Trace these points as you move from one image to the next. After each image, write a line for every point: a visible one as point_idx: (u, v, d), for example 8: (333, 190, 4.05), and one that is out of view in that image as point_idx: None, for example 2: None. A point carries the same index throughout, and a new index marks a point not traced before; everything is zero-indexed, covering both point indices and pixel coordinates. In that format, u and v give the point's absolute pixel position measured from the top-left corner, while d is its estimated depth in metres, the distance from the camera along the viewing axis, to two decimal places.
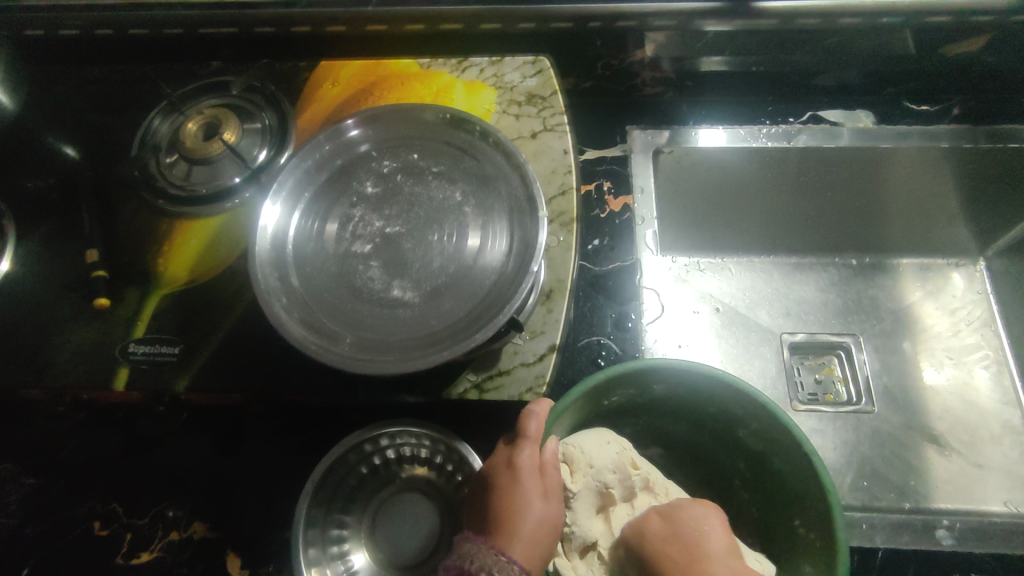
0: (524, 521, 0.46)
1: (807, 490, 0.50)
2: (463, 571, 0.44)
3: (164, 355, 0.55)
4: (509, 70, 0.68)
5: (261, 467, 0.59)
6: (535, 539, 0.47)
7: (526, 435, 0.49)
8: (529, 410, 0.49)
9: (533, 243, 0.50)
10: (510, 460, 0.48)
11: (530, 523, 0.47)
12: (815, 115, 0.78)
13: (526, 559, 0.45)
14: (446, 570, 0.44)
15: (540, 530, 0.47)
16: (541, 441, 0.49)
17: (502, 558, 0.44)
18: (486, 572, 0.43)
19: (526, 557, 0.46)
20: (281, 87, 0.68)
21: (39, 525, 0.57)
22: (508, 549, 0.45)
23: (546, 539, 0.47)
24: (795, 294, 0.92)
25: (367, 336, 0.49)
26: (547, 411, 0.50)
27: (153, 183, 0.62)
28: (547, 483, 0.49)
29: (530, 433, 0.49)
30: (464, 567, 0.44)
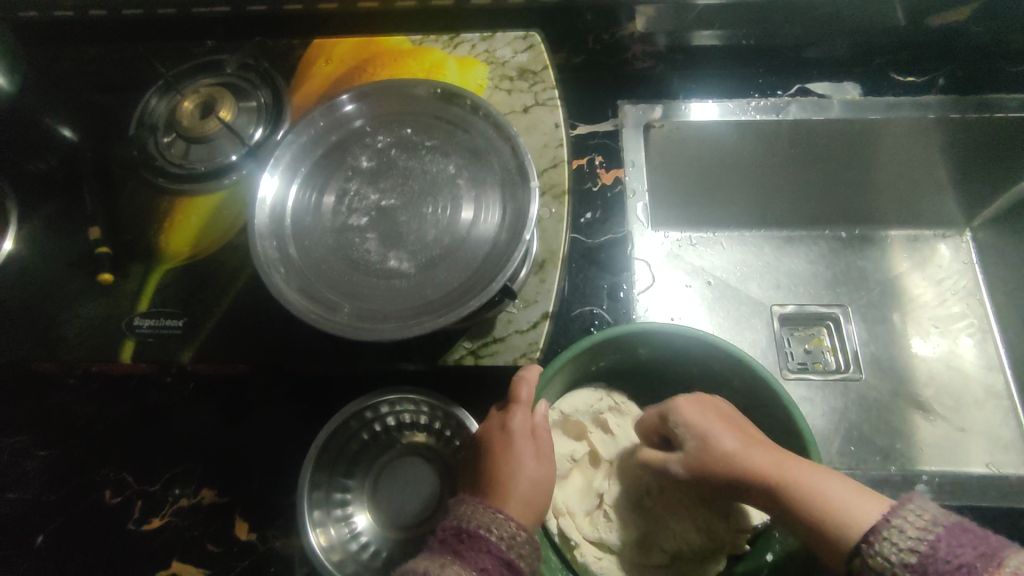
0: (517, 481, 0.48)
1: (786, 444, 0.52)
2: (462, 531, 0.44)
3: (169, 328, 0.56)
4: (500, 46, 0.68)
5: (266, 435, 0.61)
6: (529, 499, 0.48)
7: (518, 400, 0.51)
8: (519, 376, 0.51)
9: (525, 213, 0.52)
10: (504, 424, 0.50)
11: (524, 483, 0.49)
12: (803, 88, 0.78)
13: (521, 517, 0.47)
14: (445, 531, 0.45)
15: (533, 489, 0.49)
16: (531, 405, 0.51)
17: (500, 516, 0.45)
18: (486, 528, 0.44)
19: (521, 515, 0.47)
20: (274, 64, 0.68)
21: (55, 494, 0.59)
22: (505, 508, 0.47)
23: (538, 499, 0.49)
24: (785, 267, 0.93)
25: (365, 305, 0.51)
26: (536, 377, 0.52)
27: (152, 163, 0.63)
28: (538, 445, 0.51)
29: (522, 396, 0.51)
30: (463, 527, 0.44)
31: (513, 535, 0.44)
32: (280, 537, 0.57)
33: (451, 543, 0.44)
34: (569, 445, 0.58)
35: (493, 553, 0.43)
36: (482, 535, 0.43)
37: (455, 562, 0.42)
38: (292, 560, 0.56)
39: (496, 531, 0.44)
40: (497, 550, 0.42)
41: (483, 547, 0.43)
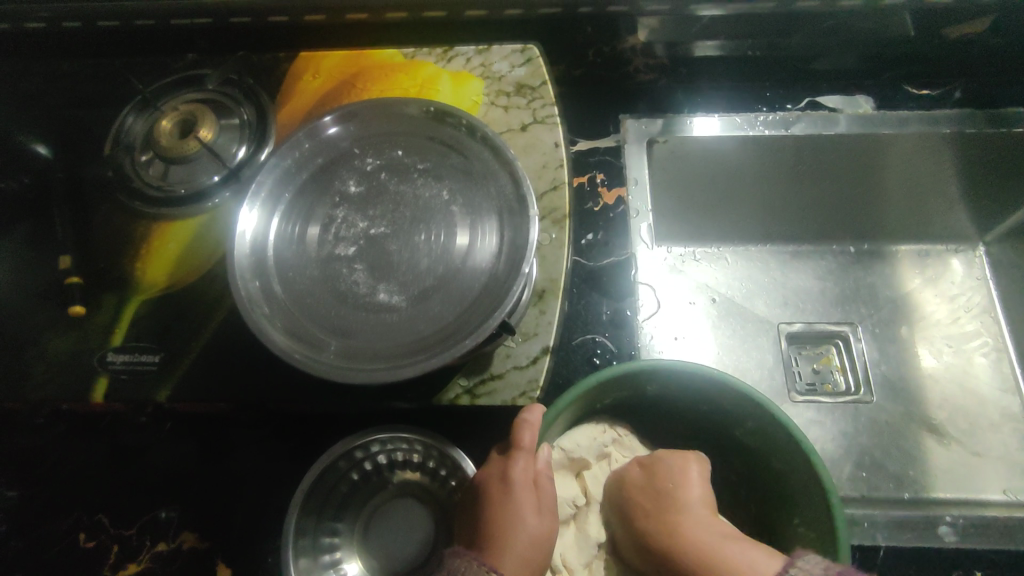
0: (515, 537, 0.45)
1: (802, 492, 0.48)
2: None
3: (144, 363, 0.53)
4: (496, 59, 0.65)
5: (250, 474, 0.57)
6: (526, 553, 0.46)
7: (520, 446, 0.47)
8: (521, 419, 0.47)
9: (523, 242, 0.49)
10: (504, 472, 0.46)
11: (522, 536, 0.46)
12: (814, 101, 0.75)
13: (515, 572, 0.45)
14: None
15: (532, 543, 0.46)
16: (534, 451, 0.47)
17: None
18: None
19: (513, 571, 0.45)
20: (259, 80, 0.65)
21: (24, 538, 0.55)
22: (499, 564, 0.44)
23: (536, 551, 0.46)
24: (792, 284, 0.90)
25: (353, 343, 0.47)
26: (540, 420, 0.48)
27: (128, 185, 0.60)
28: (540, 494, 0.47)
29: (524, 443, 0.47)
30: None
31: None
32: None
33: None
34: (569, 487, 0.52)
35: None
36: None
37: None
38: None
39: None
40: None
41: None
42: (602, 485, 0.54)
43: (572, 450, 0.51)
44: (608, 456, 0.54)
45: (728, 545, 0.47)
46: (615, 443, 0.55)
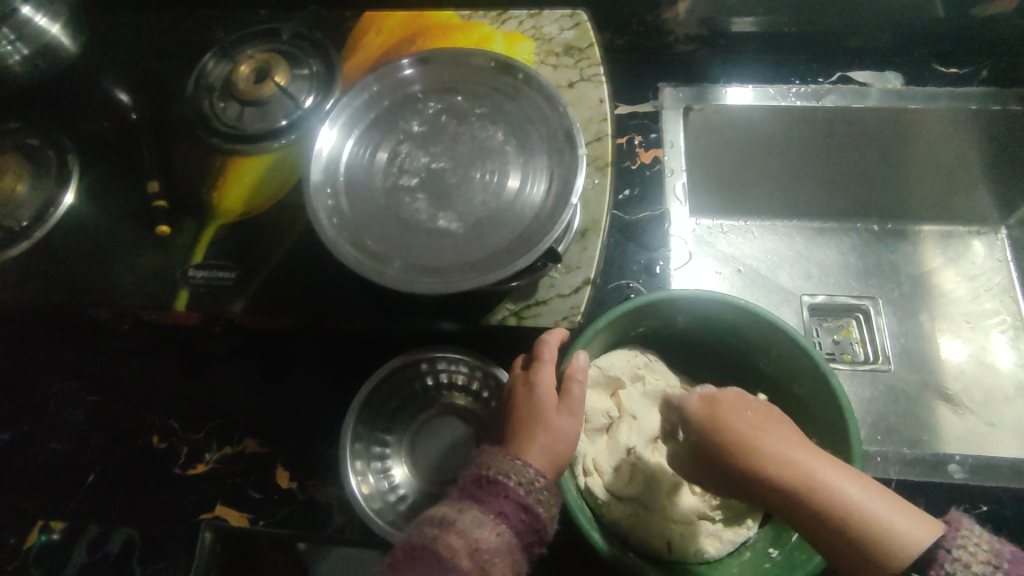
0: (540, 433, 0.48)
1: (822, 414, 0.51)
2: (480, 478, 0.45)
3: (222, 279, 0.58)
4: (547, 23, 0.70)
5: (306, 390, 0.63)
6: (548, 447, 0.48)
7: (541, 358, 0.52)
8: (541, 338, 0.53)
9: (573, 179, 0.53)
10: (532, 380, 0.51)
11: (546, 434, 0.48)
12: (846, 76, 0.79)
13: (541, 465, 0.47)
14: (465, 479, 0.46)
15: (553, 441, 0.48)
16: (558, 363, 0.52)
17: (519, 463, 0.45)
18: (505, 475, 0.44)
19: (542, 465, 0.47)
20: (327, 35, 0.70)
21: (106, 436, 0.63)
22: (526, 456, 0.47)
23: (561, 450, 0.49)
24: (816, 258, 0.93)
25: (415, 261, 0.52)
26: (559, 339, 0.53)
27: (208, 123, 0.65)
28: (566, 400, 0.51)
29: (546, 351, 0.52)
30: (481, 474, 0.45)
31: (530, 481, 0.44)
32: (318, 486, 0.59)
33: (470, 489, 0.44)
34: (603, 401, 0.56)
35: (510, 497, 0.43)
36: (500, 481, 0.44)
37: (473, 505, 0.43)
38: (331, 508, 0.58)
39: (514, 477, 0.44)
40: (514, 497, 0.43)
41: (500, 492, 0.44)
42: (635, 403, 0.56)
43: (607, 368, 0.56)
44: (643, 377, 0.57)
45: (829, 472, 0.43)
46: (649, 367, 0.58)
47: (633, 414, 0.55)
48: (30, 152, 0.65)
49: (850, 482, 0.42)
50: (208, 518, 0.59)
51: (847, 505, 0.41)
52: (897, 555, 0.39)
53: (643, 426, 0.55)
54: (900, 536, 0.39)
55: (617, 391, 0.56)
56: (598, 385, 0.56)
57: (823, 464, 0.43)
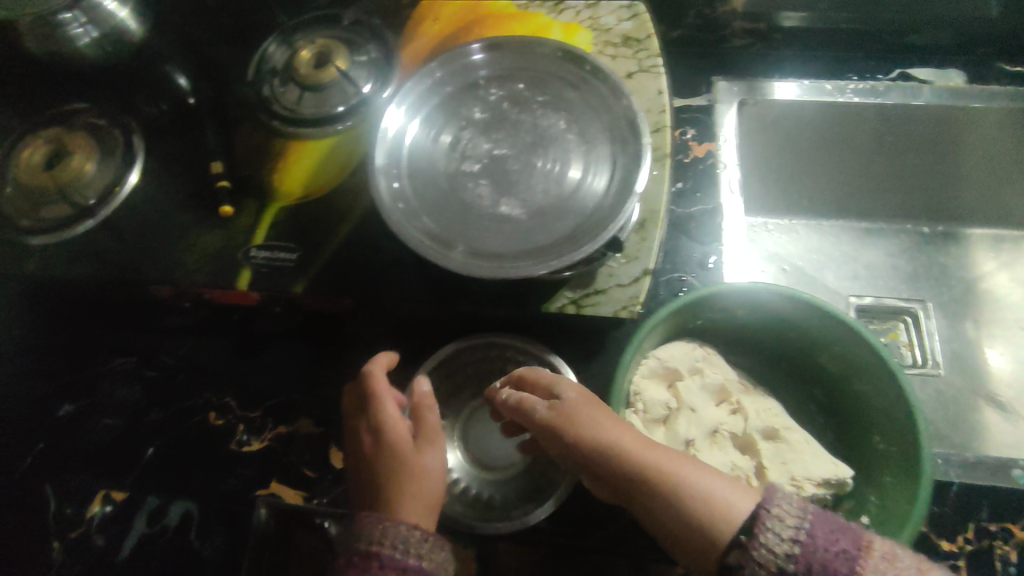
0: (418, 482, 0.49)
1: (887, 411, 0.50)
2: (359, 551, 0.44)
3: (284, 260, 0.59)
4: (604, 13, 0.69)
5: (360, 373, 0.64)
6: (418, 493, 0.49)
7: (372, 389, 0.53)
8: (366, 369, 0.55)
9: (637, 168, 0.53)
10: (379, 422, 0.52)
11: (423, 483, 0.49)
12: (905, 73, 0.78)
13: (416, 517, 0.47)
14: (349, 550, 0.45)
15: (423, 483, 0.49)
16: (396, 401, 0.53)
17: (397, 524, 0.45)
18: (387, 544, 0.44)
19: (419, 519, 0.47)
20: (385, 23, 0.71)
21: (163, 411, 0.64)
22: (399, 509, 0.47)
23: (433, 492, 0.50)
24: (864, 259, 0.92)
25: (478, 246, 0.53)
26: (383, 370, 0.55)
27: (268, 107, 0.66)
28: (422, 433, 0.52)
29: (377, 387, 0.53)
30: (360, 547, 0.44)
31: (406, 540, 0.44)
32: None
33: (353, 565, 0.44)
34: (661, 393, 0.55)
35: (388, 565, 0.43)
36: (376, 551, 0.44)
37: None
38: None
39: (392, 541, 0.44)
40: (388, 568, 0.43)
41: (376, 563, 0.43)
42: (694, 395, 0.55)
43: (666, 359, 0.55)
44: (701, 370, 0.56)
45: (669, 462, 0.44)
46: (706, 360, 0.58)
47: (692, 407, 0.54)
48: (97, 133, 0.67)
49: (698, 468, 0.44)
50: (263, 494, 0.60)
51: (689, 487, 0.42)
52: (729, 527, 0.40)
53: (702, 419, 0.54)
54: (720, 503, 0.41)
55: (675, 383, 0.55)
56: (657, 376, 0.55)
57: (638, 444, 0.45)
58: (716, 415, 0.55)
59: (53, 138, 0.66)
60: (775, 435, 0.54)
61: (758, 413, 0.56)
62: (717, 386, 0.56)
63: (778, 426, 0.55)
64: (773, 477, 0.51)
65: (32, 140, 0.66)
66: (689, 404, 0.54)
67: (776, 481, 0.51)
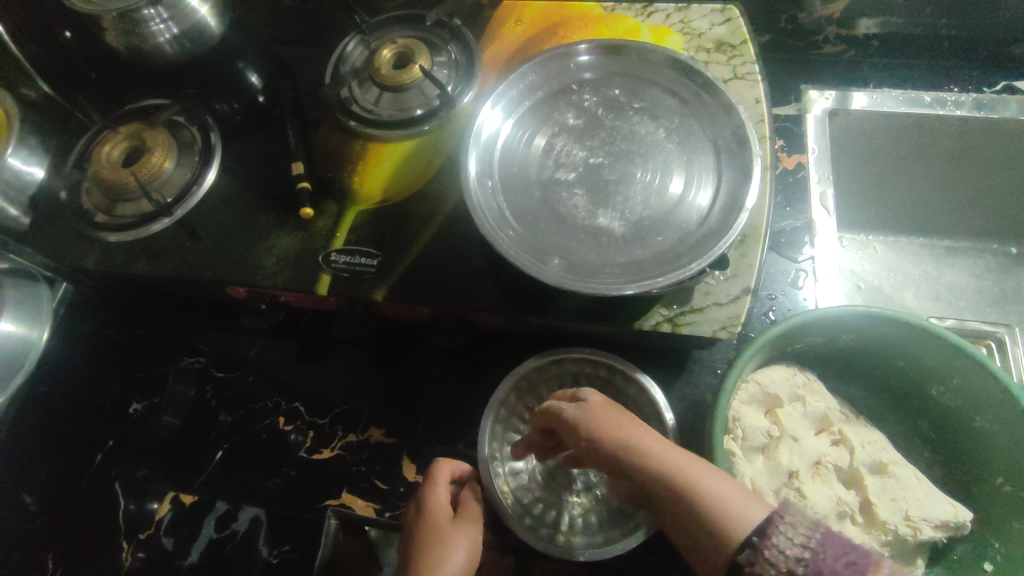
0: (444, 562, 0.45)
1: (1014, 453, 0.46)
2: None
3: (364, 265, 0.58)
4: (696, 17, 0.67)
5: (434, 383, 0.62)
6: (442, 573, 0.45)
7: (432, 480, 0.52)
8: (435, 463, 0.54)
9: (746, 183, 0.50)
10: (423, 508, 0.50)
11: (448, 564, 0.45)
12: (1011, 86, 0.74)
13: None
14: None
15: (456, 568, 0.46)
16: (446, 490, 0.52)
17: None
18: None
19: None
20: (468, 24, 0.69)
21: (233, 414, 0.63)
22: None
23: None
24: (946, 279, 0.87)
25: (574, 260, 0.50)
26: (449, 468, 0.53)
27: (348, 107, 0.65)
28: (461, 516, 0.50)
29: (437, 476, 0.52)
30: None
31: None
32: None
33: None
34: (761, 419, 0.53)
35: None
36: None
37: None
38: None
39: None
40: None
41: None
42: (795, 423, 0.53)
43: (767, 384, 0.53)
44: (802, 398, 0.54)
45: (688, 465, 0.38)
46: (807, 387, 0.55)
47: (794, 435, 0.52)
48: (175, 129, 0.66)
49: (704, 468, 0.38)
50: (334, 504, 0.58)
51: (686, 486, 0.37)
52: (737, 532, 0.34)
53: (804, 449, 0.51)
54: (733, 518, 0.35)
55: (775, 409, 0.53)
56: (756, 402, 0.53)
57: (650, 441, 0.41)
58: (818, 445, 0.52)
59: (132, 134, 0.65)
60: (882, 469, 0.51)
61: (863, 445, 0.53)
62: (820, 415, 0.53)
63: (886, 461, 0.52)
64: (884, 515, 0.48)
65: (112, 134, 0.66)
66: (792, 432, 0.52)
67: (887, 520, 0.48)
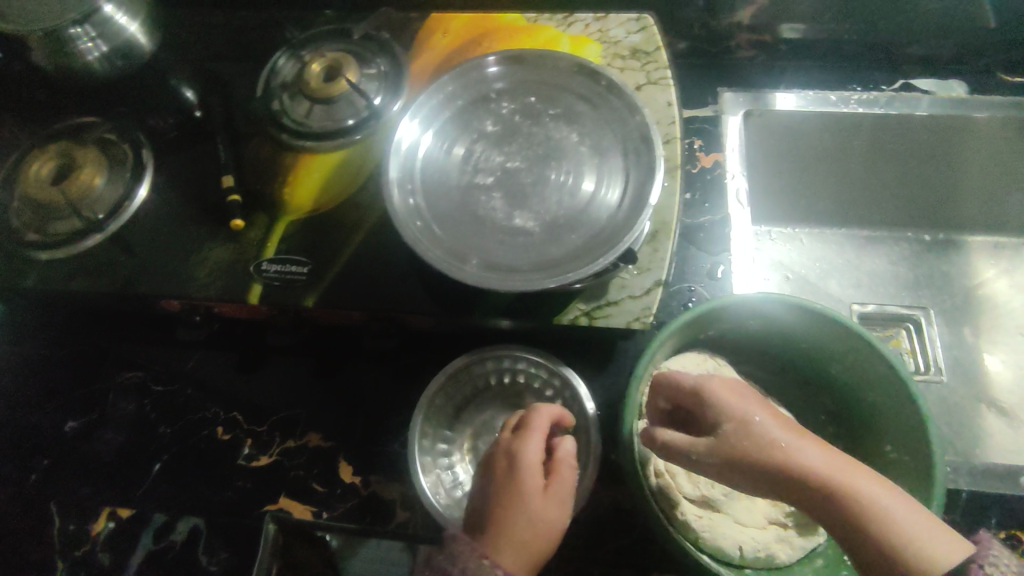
0: (522, 521, 0.46)
1: (899, 422, 0.51)
2: None
3: (294, 273, 0.59)
4: (613, 26, 0.70)
5: (371, 385, 0.64)
6: (528, 542, 0.46)
7: (530, 428, 0.51)
8: (535, 408, 0.53)
9: (650, 183, 0.53)
10: (513, 458, 0.49)
11: (525, 524, 0.46)
12: (907, 84, 0.79)
13: (513, 565, 0.45)
14: None
15: (536, 536, 0.46)
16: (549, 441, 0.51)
17: (485, 563, 0.44)
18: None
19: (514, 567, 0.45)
20: (395, 36, 0.71)
21: (171, 426, 0.64)
22: (496, 552, 0.45)
23: (541, 545, 0.47)
24: (867, 267, 0.92)
25: (492, 259, 0.53)
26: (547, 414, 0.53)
27: (278, 120, 0.66)
28: (553, 482, 0.49)
29: (534, 427, 0.51)
30: None
31: None
32: (381, 483, 0.60)
33: None
34: None
35: None
36: None
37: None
38: (394, 504, 0.59)
39: None
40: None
41: None
42: None
43: (678, 371, 0.57)
44: None
45: (865, 481, 0.43)
46: (719, 371, 0.59)
47: None
48: (106, 146, 0.67)
49: (880, 488, 0.42)
50: (273, 509, 0.59)
51: (877, 510, 0.41)
52: (934, 559, 0.38)
53: None
54: (919, 546, 0.39)
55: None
56: None
57: (830, 457, 0.45)
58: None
59: (62, 153, 0.65)
60: None
61: None
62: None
63: None
64: None
65: (40, 154, 0.66)
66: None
67: None
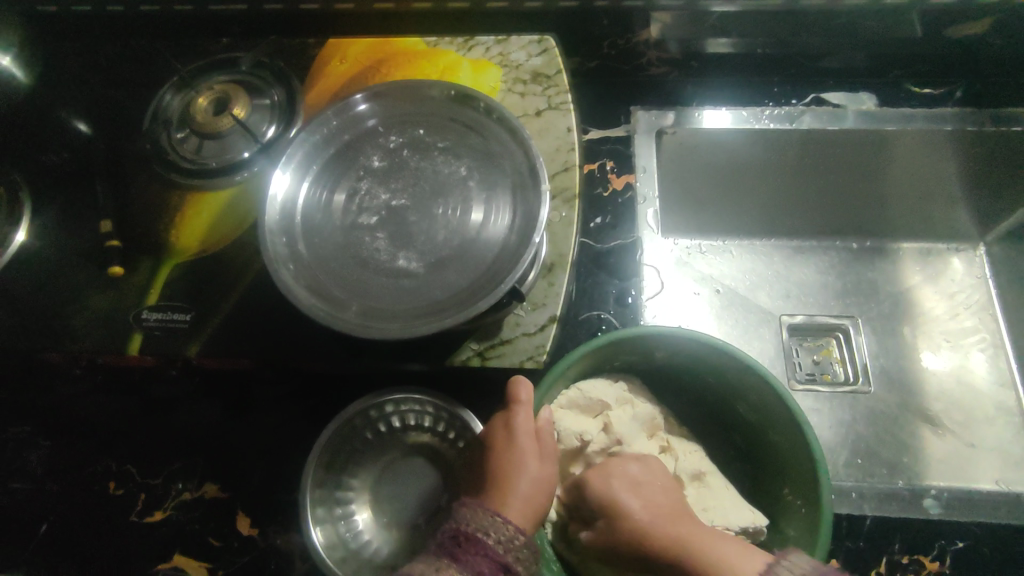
0: (520, 483, 0.49)
1: (796, 462, 0.50)
2: (458, 533, 0.45)
3: (176, 322, 0.57)
4: (514, 49, 0.68)
5: (270, 431, 0.61)
6: (526, 498, 0.49)
7: (519, 401, 0.51)
8: (517, 379, 0.52)
9: (536, 217, 0.52)
10: (509, 423, 0.51)
11: (525, 482, 0.49)
12: (819, 97, 0.78)
13: (518, 521, 0.47)
14: (444, 533, 0.45)
15: (533, 492, 0.49)
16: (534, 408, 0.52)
17: (498, 519, 0.46)
18: (483, 532, 0.45)
19: (519, 520, 0.47)
20: (289, 63, 0.68)
21: (59, 483, 0.60)
22: (503, 511, 0.47)
23: (539, 500, 0.50)
24: (795, 277, 0.92)
25: (373, 305, 0.51)
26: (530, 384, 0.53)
27: (164, 156, 0.63)
28: (542, 445, 0.52)
29: (522, 395, 0.52)
30: (459, 529, 0.45)
31: (510, 540, 0.45)
32: (281, 533, 0.58)
33: (448, 545, 0.45)
34: (589, 424, 0.56)
35: (489, 556, 0.44)
36: (479, 539, 0.44)
37: (452, 565, 0.43)
38: (292, 557, 0.57)
39: (494, 535, 0.45)
40: (493, 555, 0.43)
41: (478, 551, 0.44)
42: (625, 426, 0.57)
43: (592, 392, 0.56)
44: (631, 402, 0.58)
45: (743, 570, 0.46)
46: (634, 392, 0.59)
47: (621, 439, 0.56)
48: None
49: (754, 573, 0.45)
50: (166, 567, 0.57)
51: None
52: None
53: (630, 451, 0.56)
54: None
55: (605, 414, 0.57)
56: (583, 408, 0.56)
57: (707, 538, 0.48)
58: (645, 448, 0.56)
59: None
60: (700, 478, 0.56)
61: (684, 454, 0.57)
62: (648, 418, 0.57)
63: (701, 471, 0.56)
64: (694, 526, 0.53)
65: None
66: (617, 436, 0.56)
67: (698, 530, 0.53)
